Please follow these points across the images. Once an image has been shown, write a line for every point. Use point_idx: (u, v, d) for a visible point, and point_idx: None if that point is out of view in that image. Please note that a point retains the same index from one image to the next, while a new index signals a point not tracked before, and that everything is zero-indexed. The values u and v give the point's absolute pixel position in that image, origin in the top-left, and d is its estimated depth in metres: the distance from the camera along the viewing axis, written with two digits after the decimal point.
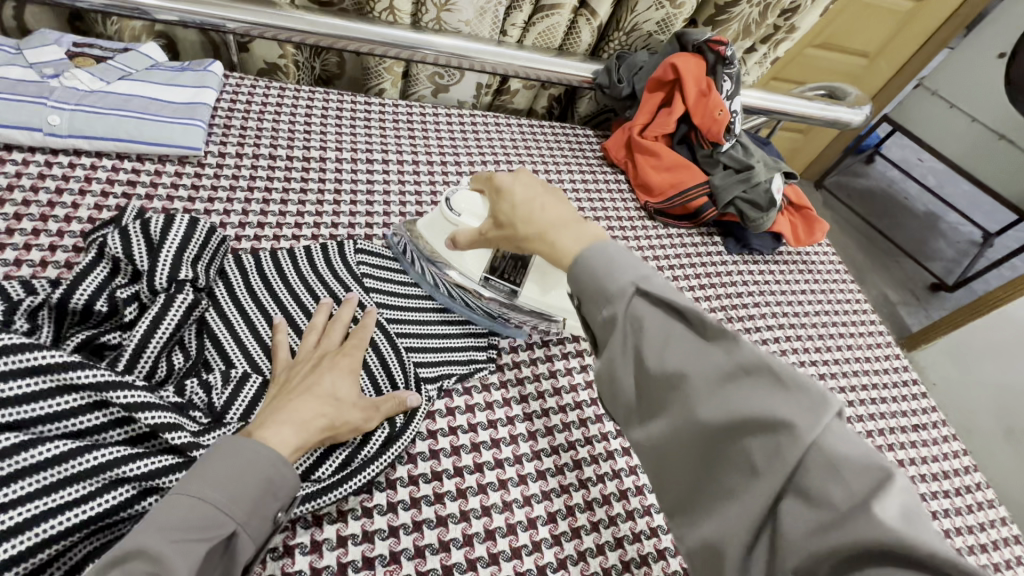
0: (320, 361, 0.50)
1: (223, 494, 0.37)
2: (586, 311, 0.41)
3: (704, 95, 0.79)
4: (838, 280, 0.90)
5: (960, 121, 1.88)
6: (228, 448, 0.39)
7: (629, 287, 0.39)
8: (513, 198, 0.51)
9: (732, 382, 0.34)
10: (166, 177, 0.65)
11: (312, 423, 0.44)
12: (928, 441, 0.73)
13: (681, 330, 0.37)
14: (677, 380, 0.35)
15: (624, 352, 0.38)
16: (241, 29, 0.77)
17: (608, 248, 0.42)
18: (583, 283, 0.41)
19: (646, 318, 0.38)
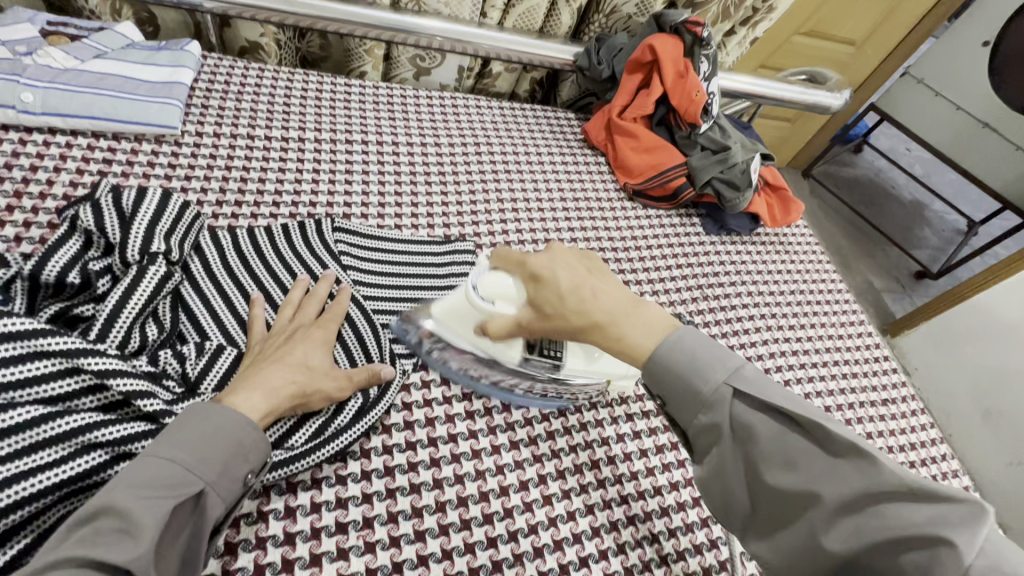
0: (293, 332, 0.51)
1: (192, 454, 0.38)
2: (676, 413, 0.42)
3: (682, 77, 0.80)
4: (814, 261, 0.91)
5: (945, 109, 1.90)
6: (197, 413, 0.40)
7: (724, 385, 0.40)
8: (559, 286, 0.46)
9: (864, 499, 0.33)
10: (142, 155, 0.65)
11: (281, 390, 0.45)
12: (897, 416, 0.75)
13: (789, 433, 0.37)
14: (803, 499, 0.35)
15: (727, 462, 0.39)
16: (219, 9, 0.77)
17: (688, 340, 0.42)
18: (666, 387, 0.42)
19: (756, 427, 0.38)
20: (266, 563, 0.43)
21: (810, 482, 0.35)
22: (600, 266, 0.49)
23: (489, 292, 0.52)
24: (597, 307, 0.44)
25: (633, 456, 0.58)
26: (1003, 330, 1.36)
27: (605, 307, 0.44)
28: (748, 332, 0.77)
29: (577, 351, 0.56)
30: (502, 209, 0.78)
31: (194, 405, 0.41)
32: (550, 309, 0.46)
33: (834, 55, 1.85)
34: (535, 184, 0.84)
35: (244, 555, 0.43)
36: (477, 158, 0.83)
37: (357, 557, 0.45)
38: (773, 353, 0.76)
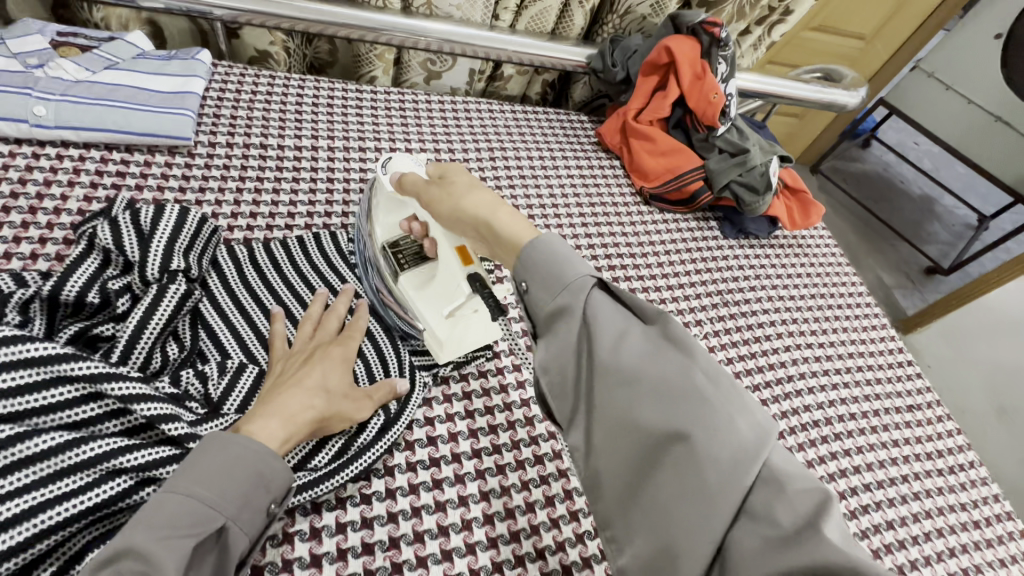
0: (313, 352, 0.49)
1: (213, 487, 0.37)
2: (532, 299, 0.40)
3: (699, 79, 0.79)
4: (833, 263, 0.90)
5: (956, 103, 1.88)
6: (217, 442, 0.39)
7: (589, 279, 0.39)
8: (473, 176, 0.49)
9: (695, 390, 0.34)
10: (156, 167, 0.64)
11: (300, 416, 0.44)
12: (922, 422, 0.74)
13: (631, 323, 0.38)
14: (646, 389, 0.35)
15: (568, 347, 0.38)
16: (229, 16, 0.76)
17: (555, 243, 0.40)
18: (534, 274, 0.39)
19: (609, 320, 0.37)
20: None
21: (645, 376, 0.35)
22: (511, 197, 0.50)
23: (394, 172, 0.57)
24: (471, 200, 0.46)
25: None
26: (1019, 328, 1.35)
27: (484, 198, 0.46)
28: (769, 338, 0.76)
29: (421, 272, 0.55)
30: (519, 216, 0.77)
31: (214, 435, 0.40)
32: (437, 188, 0.49)
33: (844, 50, 1.83)
34: (550, 189, 0.82)
35: None
36: (491, 164, 0.82)
37: None
38: (795, 359, 0.75)
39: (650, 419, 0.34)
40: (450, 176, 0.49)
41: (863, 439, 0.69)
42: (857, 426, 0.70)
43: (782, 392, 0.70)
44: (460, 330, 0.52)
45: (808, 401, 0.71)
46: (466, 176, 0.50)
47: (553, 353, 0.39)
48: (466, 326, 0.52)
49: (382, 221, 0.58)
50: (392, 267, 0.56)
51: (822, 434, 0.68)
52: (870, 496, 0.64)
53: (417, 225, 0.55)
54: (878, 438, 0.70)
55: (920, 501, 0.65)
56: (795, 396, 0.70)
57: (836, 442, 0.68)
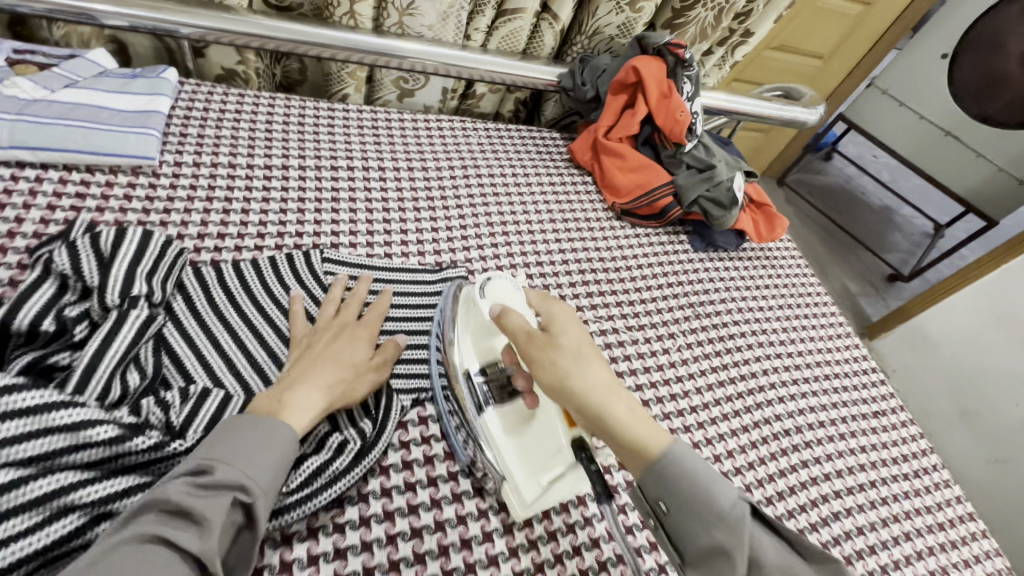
0: (340, 330, 0.55)
1: (247, 460, 0.41)
2: (676, 519, 0.41)
3: (666, 97, 0.81)
4: (800, 274, 0.93)
5: (909, 119, 1.98)
6: (247, 420, 0.43)
7: (670, 446, 0.43)
8: (578, 339, 0.49)
9: (760, 564, 0.38)
10: (118, 188, 0.62)
11: (332, 387, 0.49)
12: (887, 428, 0.76)
13: (705, 488, 0.41)
14: (715, 551, 0.39)
15: (719, 566, 0.39)
16: (195, 34, 0.75)
17: (677, 452, 0.42)
18: (672, 498, 0.41)
19: (678, 484, 0.41)
20: None
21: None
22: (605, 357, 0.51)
23: (494, 295, 0.54)
24: (584, 381, 0.46)
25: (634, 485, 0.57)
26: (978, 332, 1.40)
27: (602, 382, 0.46)
28: (741, 350, 0.77)
29: (513, 412, 0.53)
30: (493, 233, 0.78)
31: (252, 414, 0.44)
32: (541, 352, 0.48)
33: (803, 68, 1.91)
34: (525, 206, 0.83)
35: None
36: (465, 182, 0.83)
37: None
38: (766, 370, 0.76)
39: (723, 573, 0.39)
40: (556, 330, 0.50)
41: (833, 446, 0.71)
42: (826, 434, 0.72)
43: (753, 402, 0.72)
44: (549, 495, 0.49)
45: (779, 410, 0.72)
46: (573, 337, 0.49)
47: (645, 516, 0.44)
48: (559, 490, 0.48)
49: (470, 347, 0.56)
50: (478, 398, 0.54)
51: (793, 443, 0.69)
52: (841, 503, 0.66)
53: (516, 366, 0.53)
54: (846, 445, 0.72)
55: (888, 506, 0.67)
56: (766, 406, 0.72)
57: (807, 449, 0.69)
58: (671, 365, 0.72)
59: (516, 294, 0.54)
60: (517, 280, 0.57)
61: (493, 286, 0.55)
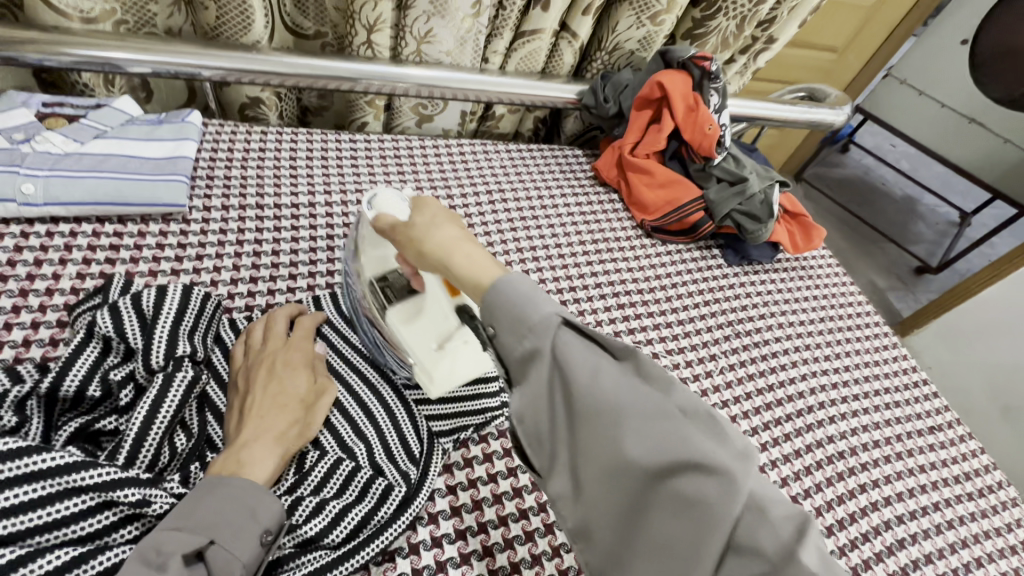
0: (275, 361, 0.49)
1: (204, 523, 0.38)
2: (503, 344, 0.39)
3: (693, 110, 0.79)
4: (838, 282, 0.90)
5: (931, 107, 1.95)
6: (203, 487, 0.40)
7: (556, 317, 0.38)
8: (431, 218, 0.48)
9: (668, 420, 0.34)
10: (151, 237, 0.62)
11: (287, 431, 0.46)
12: (946, 444, 0.73)
13: (602, 359, 0.37)
14: (619, 420, 0.35)
15: (538, 388, 0.38)
16: (217, 76, 0.75)
17: (516, 284, 0.39)
18: (497, 317, 0.39)
19: (566, 358, 0.37)
20: None
21: (628, 420, 0.35)
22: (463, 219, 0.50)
23: (380, 208, 0.54)
24: (436, 241, 0.45)
25: None
26: None
27: (446, 241, 0.46)
28: (784, 368, 0.75)
29: (409, 308, 0.53)
30: (522, 258, 0.77)
31: (202, 483, 0.40)
32: (405, 237, 0.48)
33: (818, 63, 1.87)
34: (552, 228, 0.82)
35: None
36: (491, 208, 0.81)
37: None
38: (813, 389, 0.74)
39: (630, 443, 0.34)
40: (423, 210, 0.49)
41: (890, 467, 0.68)
42: (883, 454, 0.69)
43: (803, 424, 0.69)
44: (447, 363, 0.52)
45: (831, 431, 0.70)
46: (432, 213, 0.49)
47: (527, 400, 0.38)
48: (456, 358, 0.51)
49: (365, 258, 0.56)
50: (379, 303, 0.54)
51: (850, 466, 0.67)
52: (904, 529, 0.63)
53: (401, 264, 0.52)
54: (905, 465, 0.69)
55: (953, 530, 0.64)
56: (817, 428, 0.69)
57: (863, 472, 0.67)
58: (715, 388, 0.70)
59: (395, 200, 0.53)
60: (404, 193, 0.56)
61: (379, 199, 0.54)
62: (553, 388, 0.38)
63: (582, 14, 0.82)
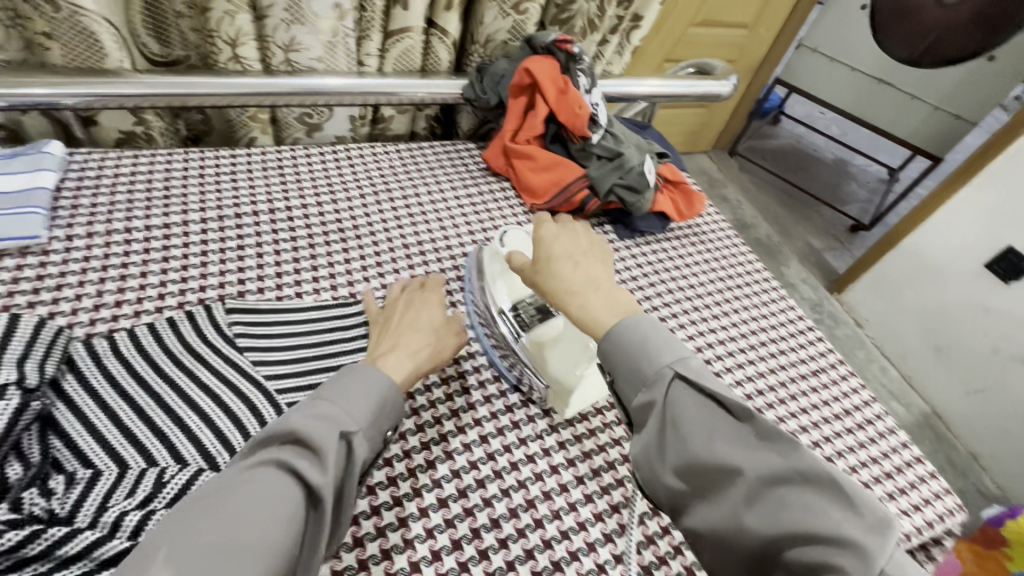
0: (412, 302, 0.63)
1: (352, 404, 0.47)
2: (622, 389, 0.47)
3: (563, 93, 0.81)
4: (729, 245, 0.93)
5: (842, 72, 2.09)
6: (349, 372, 0.49)
7: (667, 368, 0.45)
8: (553, 248, 0.57)
9: (776, 483, 0.38)
10: (6, 272, 0.61)
11: (418, 350, 0.56)
12: (827, 385, 0.77)
13: (721, 415, 0.43)
14: (723, 471, 0.40)
15: (656, 436, 0.43)
16: (80, 103, 0.73)
17: (641, 328, 0.48)
18: (610, 361, 0.48)
19: (684, 410, 0.43)
20: None
21: (752, 479, 0.39)
22: (581, 236, 0.59)
23: (512, 241, 0.67)
24: (559, 276, 0.54)
25: (553, 492, 0.58)
26: (944, 262, 1.47)
27: (585, 275, 0.54)
28: (674, 331, 0.77)
29: (545, 332, 0.63)
30: (410, 252, 0.77)
31: (350, 367, 0.50)
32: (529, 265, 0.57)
33: (729, 40, 1.94)
34: (440, 220, 0.82)
35: None
36: (378, 207, 0.81)
37: None
38: (701, 347, 0.76)
39: (742, 497, 0.39)
40: (545, 234, 0.58)
41: (775, 413, 0.71)
42: (766, 401, 0.72)
43: None
44: (586, 386, 0.61)
45: None
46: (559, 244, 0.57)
47: (646, 445, 0.44)
48: (590, 381, 0.61)
49: (501, 288, 0.66)
50: (515, 328, 0.64)
51: None
52: None
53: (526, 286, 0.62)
54: (787, 409, 0.72)
55: (833, 464, 0.68)
56: None
57: None
58: None
59: (519, 235, 0.67)
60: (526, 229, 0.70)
61: (511, 233, 0.67)
62: (662, 437, 0.43)
63: (445, 10, 0.83)
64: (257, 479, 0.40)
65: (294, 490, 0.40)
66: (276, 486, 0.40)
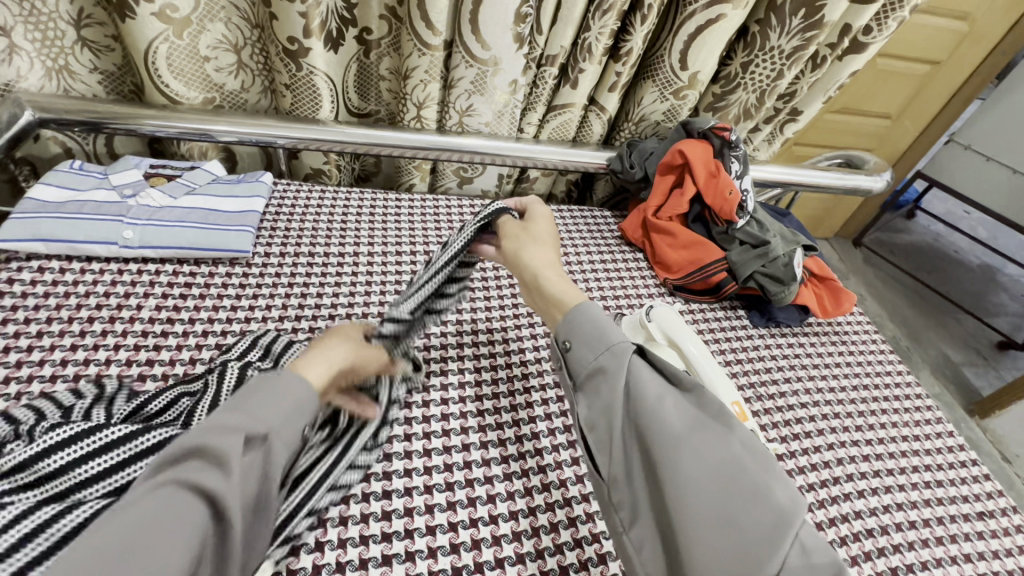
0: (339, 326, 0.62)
1: (263, 409, 0.44)
2: (576, 356, 0.55)
3: (714, 176, 0.83)
4: (876, 351, 0.86)
5: (1003, 173, 1.89)
6: (272, 376, 0.47)
7: (630, 345, 0.53)
8: (536, 229, 0.67)
9: (718, 446, 0.44)
10: (217, 277, 0.73)
11: (336, 359, 0.54)
12: (998, 533, 0.66)
13: (670, 391, 0.49)
14: (673, 431, 0.46)
15: (611, 391, 0.51)
16: (289, 144, 0.87)
17: (591, 314, 0.56)
18: (574, 333, 0.55)
19: (644, 375, 0.50)
20: None
21: (695, 443, 0.45)
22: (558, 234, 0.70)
23: (659, 318, 0.67)
24: (536, 252, 0.64)
25: None
26: None
27: (550, 261, 0.65)
28: (811, 435, 0.72)
29: None
30: None
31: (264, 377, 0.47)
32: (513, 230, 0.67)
33: (870, 129, 1.86)
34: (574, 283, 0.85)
35: None
36: None
37: None
38: (841, 459, 0.70)
39: (680, 452, 0.44)
40: (539, 219, 0.69)
41: (931, 553, 0.63)
42: (921, 538, 0.64)
43: (828, 495, 0.66)
44: None
45: (860, 506, 0.65)
46: (547, 231, 0.68)
47: (598, 400, 0.51)
48: None
49: None
50: None
51: (880, 546, 0.62)
52: None
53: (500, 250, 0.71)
54: (947, 552, 0.63)
55: None
56: (845, 501, 0.65)
57: (896, 555, 0.62)
58: None
59: (661, 311, 0.67)
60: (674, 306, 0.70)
61: (658, 310, 0.68)
62: (620, 393, 0.50)
63: (608, 91, 0.89)
64: (159, 498, 0.36)
65: (201, 512, 0.37)
66: (185, 502, 0.36)
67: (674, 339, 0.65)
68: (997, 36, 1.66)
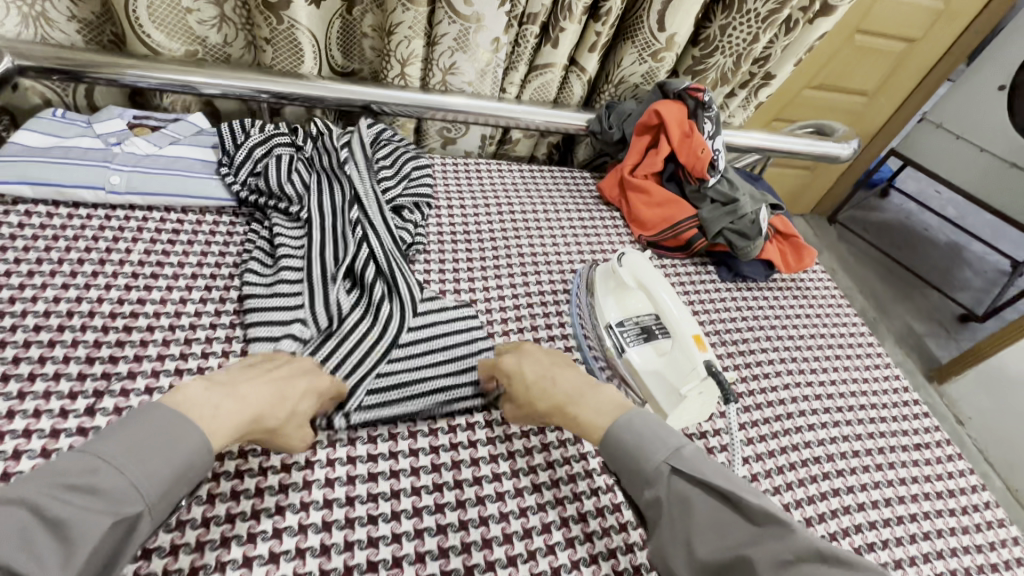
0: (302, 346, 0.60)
1: (140, 465, 0.43)
2: (632, 492, 0.55)
3: (687, 137, 0.87)
4: (834, 305, 0.92)
5: (969, 151, 1.97)
6: (167, 410, 0.46)
7: (665, 464, 0.53)
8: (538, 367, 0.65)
9: (782, 556, 0.45)
10: (204, 225, 0.76)
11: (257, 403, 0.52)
12: (931, 461, 0.74)
13: (718, 508, 0.49)
14: (735, 559, 0.46)
15: (674, 528, 0.50)
16: (272, 98, 0.88)
17: (636, 422, 0.56)
18: (617, 462, 0.56)
19: (688, 499, 0.50)
20: (330, 568, 0.52)
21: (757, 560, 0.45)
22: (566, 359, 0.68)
23: (630, 264, 0.73)
24: (568, 385, 0.62)
25: (623, 505, 0.63)
26: None
27: (570, 386, 0.62)
28: (768, 377, 0.78)
29: (651, 352, 0.69)
30: (524, 264, 0.84)
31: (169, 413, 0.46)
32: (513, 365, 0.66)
33: (847, 105, 1.90)
34: (554, 240, 0.89)
35: (311, 561, 0.52)
36: (500, 218, 0.90)
37: (385, 571, 0.53)
38: (794, 397, 0.77)
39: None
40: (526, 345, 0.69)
41: (871, 477, 0.70)
42: (861, 464, 0.71)
43: (780, 428, 0.72)
44: (684, 409, 0.64)
45: (810, 437, 0.72)
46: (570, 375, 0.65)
47: (660, 541, 0.51)
48: (687, 404, 0.63)
49: (613, 305, 0.73)
50: (619, 342, 0.70)
51: (824, 472, 0.69)
52: (875, 533, 0.65)
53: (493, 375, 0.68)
54: (883, 476, 0.71)
55: (931, 541, 0.66)
56: (795, 433, 0.72)
57: (837, 478, 0.69)
58: None
59: (631, 256, 0.73)
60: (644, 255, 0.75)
61: (628, 258, 0.73)
62: (674, 526, 0.50)
63: (589, 51, 0.92)
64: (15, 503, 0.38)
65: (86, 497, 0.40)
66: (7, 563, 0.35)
67: (640, 279, 0.71)
68: (970, 15, 1.70)
